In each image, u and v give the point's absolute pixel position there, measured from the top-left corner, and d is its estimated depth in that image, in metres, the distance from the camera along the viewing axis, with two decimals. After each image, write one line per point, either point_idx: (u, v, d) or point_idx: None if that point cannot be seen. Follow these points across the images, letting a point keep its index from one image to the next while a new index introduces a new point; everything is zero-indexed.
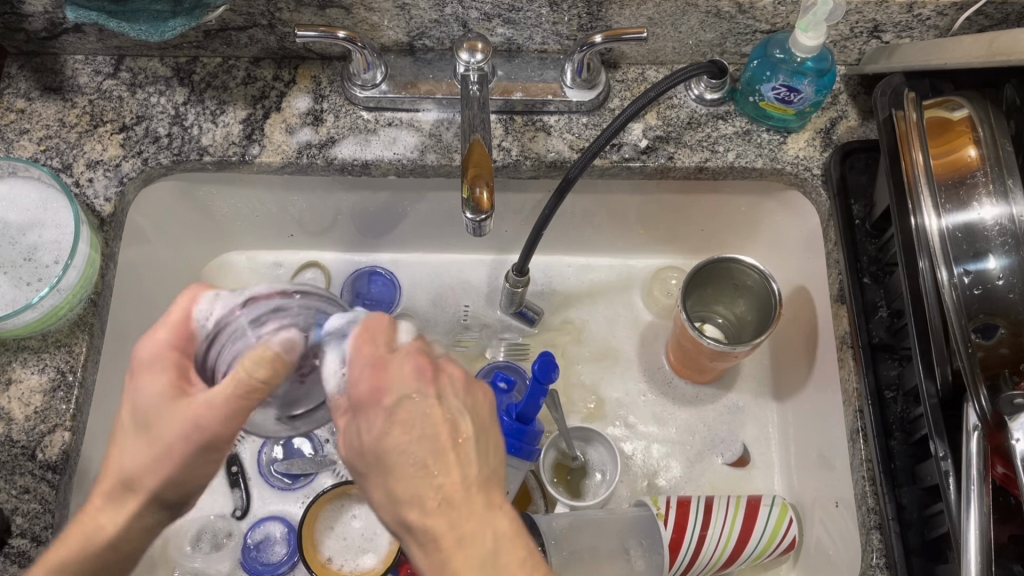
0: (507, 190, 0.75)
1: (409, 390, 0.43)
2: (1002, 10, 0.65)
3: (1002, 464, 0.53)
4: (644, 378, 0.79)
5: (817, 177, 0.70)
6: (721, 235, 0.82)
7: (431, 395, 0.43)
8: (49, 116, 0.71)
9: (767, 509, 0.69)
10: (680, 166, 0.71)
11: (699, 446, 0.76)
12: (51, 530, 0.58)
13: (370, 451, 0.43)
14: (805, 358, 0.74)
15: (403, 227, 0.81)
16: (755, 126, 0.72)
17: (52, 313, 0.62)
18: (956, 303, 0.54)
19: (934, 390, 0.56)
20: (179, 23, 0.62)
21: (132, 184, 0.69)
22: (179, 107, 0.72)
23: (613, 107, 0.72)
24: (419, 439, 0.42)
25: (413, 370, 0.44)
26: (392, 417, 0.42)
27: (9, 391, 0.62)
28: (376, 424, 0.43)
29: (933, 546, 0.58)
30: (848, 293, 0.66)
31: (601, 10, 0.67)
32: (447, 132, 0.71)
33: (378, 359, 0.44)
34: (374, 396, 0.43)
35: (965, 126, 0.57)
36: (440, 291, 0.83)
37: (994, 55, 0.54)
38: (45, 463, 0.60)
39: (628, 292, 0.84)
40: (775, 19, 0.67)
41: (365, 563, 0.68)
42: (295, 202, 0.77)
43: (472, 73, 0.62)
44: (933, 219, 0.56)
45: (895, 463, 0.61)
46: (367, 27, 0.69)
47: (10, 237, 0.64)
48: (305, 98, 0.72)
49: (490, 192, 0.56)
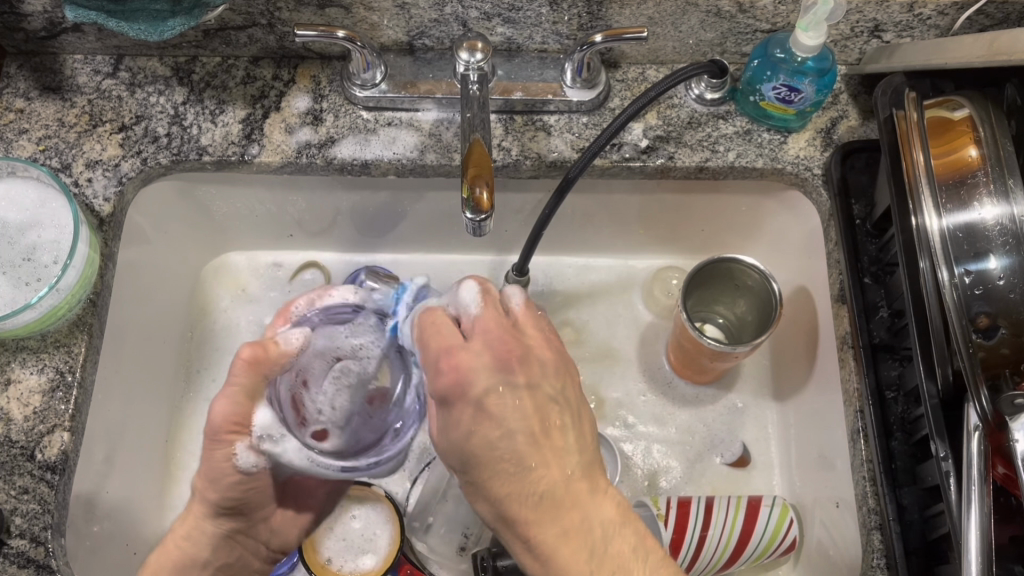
0: (507, 190, 0.75)
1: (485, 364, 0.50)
2: (1002, 10, 0.65)
3: (1002, 464, 0.53)
4: (644, 379, 0.79)
5: (817, 177, 0.70)
6: (722, 234, 0.82)
7: (512, 388, 0.50)
8: (49, 116, 0.71)
9: (767, 511, 0.69)
10: (681, 166, 0.70)
11: (699, 446, 0.76)
12: (51, 529, 0.58)
13: (484, 441, 0.49)
14: (806, 359, 0.74)
15: (403, 226, 0.81)
16: (755, 126, 0.72)
17: (52, 313, 0.62)
18: (957, 302, 0.54)
19: (934, 390, 0.56)
20: (178, 23, 0.62)
21: (132, 184, 0.69)
22: (179, 107, 0.72)
23: (614, 106, 0.72)
24: (529, 409, 0.50)
25: (484, 359, 0.50)
26: (483, 401, 0.49)
27: (9, 391, 0.62)
28: (494, 390, 0.49)
29: (934, 547, 0.58)
30: (849, 293, 0.66)
31: (601, 10, 0.67)
32: (447, 132, 0.71)
33: (453, 347, 0.50)
34: (458, 387, 0.49)
35: (966, 126, 0.57)
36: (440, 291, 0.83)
37: (994, 55, 0.54)
38: (44, 463, 0.60)
39: (628, 292, 0.83)
40: (775, 19, 0.67)
41: (365, 563, 0.68)
42: (294, 202, 0.77)
43: (472, 72, 0.62)
44: (933, 218, 0.56)
45: (895, 462, 0.61)
46: (367, 27, 0.69)
47: (9, 238, 0.64)
48: (305, 98, 0.72)
49: (489, 192, 0.56)
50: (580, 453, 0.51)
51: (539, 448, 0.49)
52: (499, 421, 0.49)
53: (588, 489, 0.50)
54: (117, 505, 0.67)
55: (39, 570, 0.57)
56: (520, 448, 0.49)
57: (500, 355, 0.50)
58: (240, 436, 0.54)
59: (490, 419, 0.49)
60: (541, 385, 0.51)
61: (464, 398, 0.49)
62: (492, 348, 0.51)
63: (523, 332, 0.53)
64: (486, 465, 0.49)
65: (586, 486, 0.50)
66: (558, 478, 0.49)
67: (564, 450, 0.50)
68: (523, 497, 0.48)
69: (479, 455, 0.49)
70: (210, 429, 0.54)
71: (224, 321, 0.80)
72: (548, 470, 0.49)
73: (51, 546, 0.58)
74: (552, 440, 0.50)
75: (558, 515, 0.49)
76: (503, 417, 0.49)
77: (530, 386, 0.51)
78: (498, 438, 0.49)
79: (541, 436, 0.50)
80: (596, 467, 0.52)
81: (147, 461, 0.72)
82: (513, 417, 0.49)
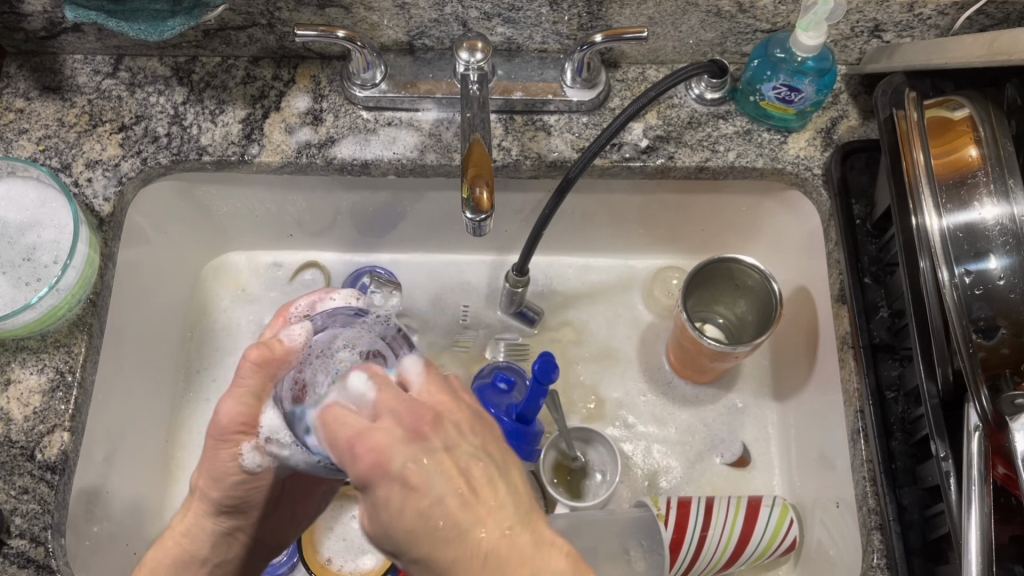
0: (507, 190, 0.75)
1: (397, 441, 0.41)
2: (1002, 10, 0.65)
3: (1002, 464, 0.53)
4: (644, 379, 0.79)
5: (817, 177, 0.70)
6: (722, 234, 0.82)
7: (434, 452, 0.41)
8: (49, 116, 0.71)
9: (767, 511, 0.69)
10: (680, 167, 0.70)
11: (699, 446, 0.76)
12: (51, 529, 0.58)
13: (412, 516, 0.40)
14: (805, 359, 0.74)
15: (403, 227, 0.81)
16: (755, 126, 0.72)
17: (52, 313, 0.62)
18: (956, 303, 0.54)
19: (934, 390, 0.56)
20: (178, 23, 0.62)
21: (132, 184, 0.69)
22: (179, 107, 0.72)
23: (614, 107, 0.72)
24: (451, 471, 0.42)
25: (398, 435, 0.41)
26: (401, 480, 0.41)
27: (9, 392, 0.62)
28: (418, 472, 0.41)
29: (934, 547, 0.58)
30: (849, 293, 0.66)
31: (601, 10, 0.67)
32: (447, 132, 0.71)
33: (359, 430, 0.41)
34: (375, 467, 0.41)
35: (966, 126, 0.57)
36: (440, 291, 0.83)
37: (994, 55, 0.54)
38: (44, 463, 0.60)
39: (628, 293, 0.83)
40: (775, 18, 0.67)
41: (365, 563, 0.68)
42: (294, 202, 0.77)
43: (472, 72, 0.62)
44: (933, 219, 0.56)
45: (895, 463, 0.61)
46: (367, 27, 0.69)
47: (9, 238, 0.64)
48: (305, 98, 0.72)
49: (489, 192, 0.55)
50: (515, 504, 0.43)
51: (475, 502, 0.41)
52: (422, 494, 0.41)
53: (532, 540, 0.41)
54: (117, 505, 0.67)
55: (39, 570, 0.57)
56: (454, 509, 0.41)
57: (415, 422, 0.42)
58: (248, 437, 0.52)
59: (415, 491, 0.41)
60: (461, 443, 0.43)
61: (385, 475, 0.41)
62: (407, 425, 0.42)
63: (430, 397, 0.44)
64: (423, 543, 0.41)
65: (531, 532, 0.42)
66: (499, 534, 0.41)
67: (497, 505, 0.42)
68: (467, 561, 0.40)
69: (411, 535, 0.41)
70: (215, 429, 0.52)
71: (224, 321, 0.80)
72: (484, 528, 0.41)
73: (51, 546, 0.58)
74: (481, 492, 0.42)
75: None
76: (429, 483, 0.41)
77: (452, 444, 0.42)
78: (428, 511, 0.41)
79: (469, 494, 0.41)
80: (536, 512, 0.43)
81: (147, 462, 0.72)
82: (435, 484, 0.41)
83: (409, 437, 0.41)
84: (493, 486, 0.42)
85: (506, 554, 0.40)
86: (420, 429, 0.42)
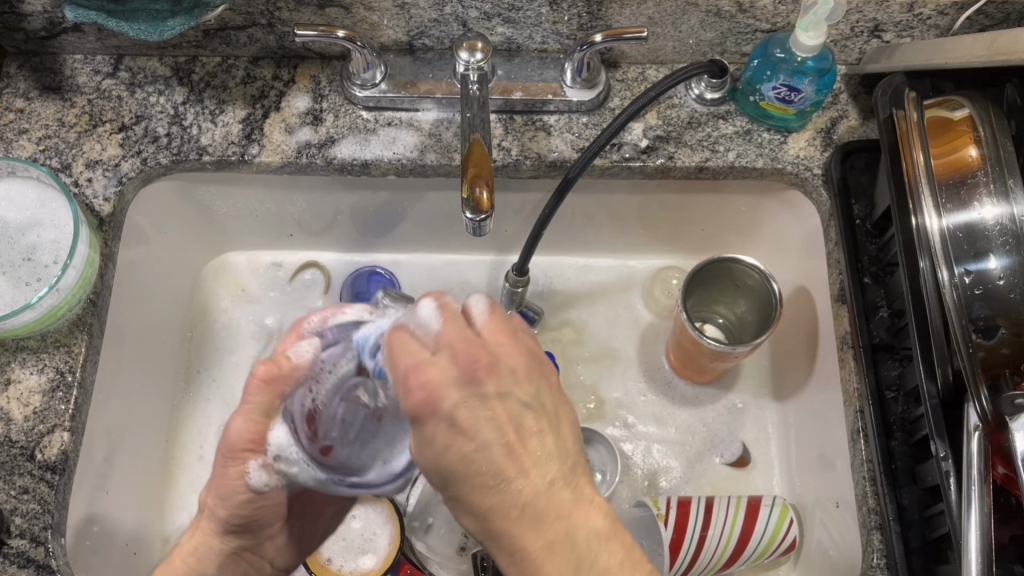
0: (507, 190, 0.75)
1: (456, 384, 0.39)
2: (1002, 10, 0.65)
3: (1002, 464, 0.53)
4: (643, 379, 0.79)
5: (817, 177, 0.70)
6: (722, 234, 0.82)
7: (487, 400, 0.40)
8: (49, 116, 0.71)
9: (767, 511, 0.69)
10: (680, 166, 0.70)
11: (699, 446, 0.76)
12: (51, 529, 0.58)
13: (458, 456, 0.40)
14: (806, 359, 0.74)
15: (403, 227, 0.81)
16: (755, 126, 0.72)
17: (52, 313, 0.62)
18: (956, 303, 0.54)
19: (934, 390, 0.56)
20: (178, 23, 0.62)
21: (132, 184, 0.69)
22: (179, 107, 0.72)
23: (613, 106, 0.72)
24: (503, 417, 0.40)
25: (457, 374, 0.40)
26: (454, 425, 0.39)
27: (9, 392, 0.62)
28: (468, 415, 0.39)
29: (934, 547, 0.58)
30: (849, 293, 0.66)
31: (601, 10, 0.67)
32: (447, 132, 0.71)
33: (422, 364, 0.40)
34: (427, 404, 0.39)
35: (965, 126, 0.57)
36: (439, 291, 0.83)
37: (994, 55, 0.54)
38: (44, 463, 0.60)
39: (628, 293, 0.83)
40: (775, 18, 0.67)
41: (365, 563, 0.68)
42: (294, 202, 0.77)
43: (472, 72, 0.62)
44: (933, 219, 0.56)
45: (895, 463, 0.61)
46: (367, 27, 0.69)
47: (9, 238, 0.64)
48: (305, 98, 0.72)
49: (489, 192, 0.56)
50: (561, 459, 0.42)
51: (524, 453, 0.40)
52: (474, 439, 0.39)
53: (572, 494, 0.41)
54: (117, 505, 0.67)
55: (39, 570, 0.57)
56: (504, 460, 0.40)
57: (472, 368, 0.40)
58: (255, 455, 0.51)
59: (463, 435, 0.39)
60: (522, 389, 0.41)
61: (435, 414, 0.39)
62: (469, 368, 0.40)
63: (495, 339, 0.41)
64: (464, 481, 0.40)
65: (573, 488, 0.42)
66: (540, 487, 0.41)
67: (542, 457, 0.41)
68: (506, 512, 0.40)
69: (453, 476, 0.41)
70: (225, 445, 0.51)
71: (224, 322, 0.80)
72: (527, 482, 0.40)
73: (51, 546, 0.58)
74: (530, 445, 0.41)
75: (541, 531, 0.40)
76: (479, 431, 0.39)
77: (508, 394, 0.40)
78: (476, 457, 0.40)
79: (518, 445, 0.40)
80: (581, 468, 0.43)
81: (147, 462, 0.72)
82: (485, 430, 0.39)
83: (463, 382, 0.40)
84: (544, 438, 0.41)
85: (548, 509, 0.40)
86: (477, 378, 0.40)
